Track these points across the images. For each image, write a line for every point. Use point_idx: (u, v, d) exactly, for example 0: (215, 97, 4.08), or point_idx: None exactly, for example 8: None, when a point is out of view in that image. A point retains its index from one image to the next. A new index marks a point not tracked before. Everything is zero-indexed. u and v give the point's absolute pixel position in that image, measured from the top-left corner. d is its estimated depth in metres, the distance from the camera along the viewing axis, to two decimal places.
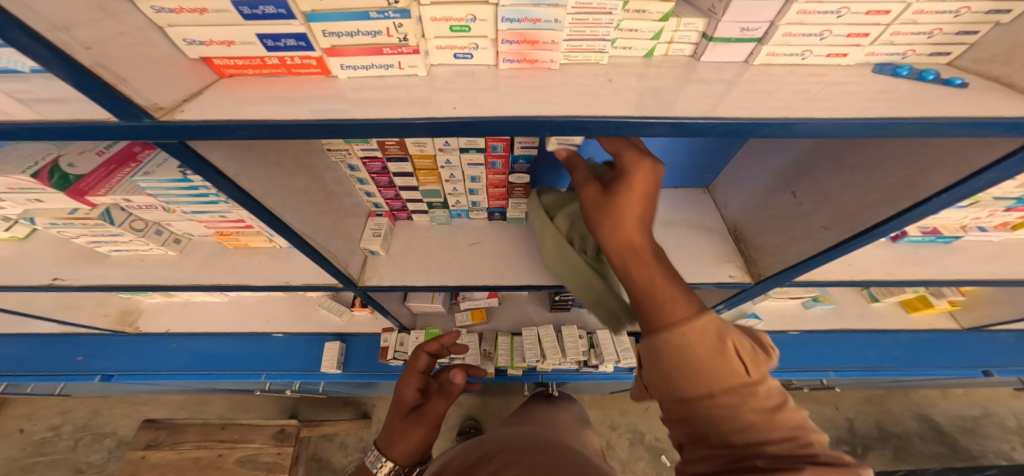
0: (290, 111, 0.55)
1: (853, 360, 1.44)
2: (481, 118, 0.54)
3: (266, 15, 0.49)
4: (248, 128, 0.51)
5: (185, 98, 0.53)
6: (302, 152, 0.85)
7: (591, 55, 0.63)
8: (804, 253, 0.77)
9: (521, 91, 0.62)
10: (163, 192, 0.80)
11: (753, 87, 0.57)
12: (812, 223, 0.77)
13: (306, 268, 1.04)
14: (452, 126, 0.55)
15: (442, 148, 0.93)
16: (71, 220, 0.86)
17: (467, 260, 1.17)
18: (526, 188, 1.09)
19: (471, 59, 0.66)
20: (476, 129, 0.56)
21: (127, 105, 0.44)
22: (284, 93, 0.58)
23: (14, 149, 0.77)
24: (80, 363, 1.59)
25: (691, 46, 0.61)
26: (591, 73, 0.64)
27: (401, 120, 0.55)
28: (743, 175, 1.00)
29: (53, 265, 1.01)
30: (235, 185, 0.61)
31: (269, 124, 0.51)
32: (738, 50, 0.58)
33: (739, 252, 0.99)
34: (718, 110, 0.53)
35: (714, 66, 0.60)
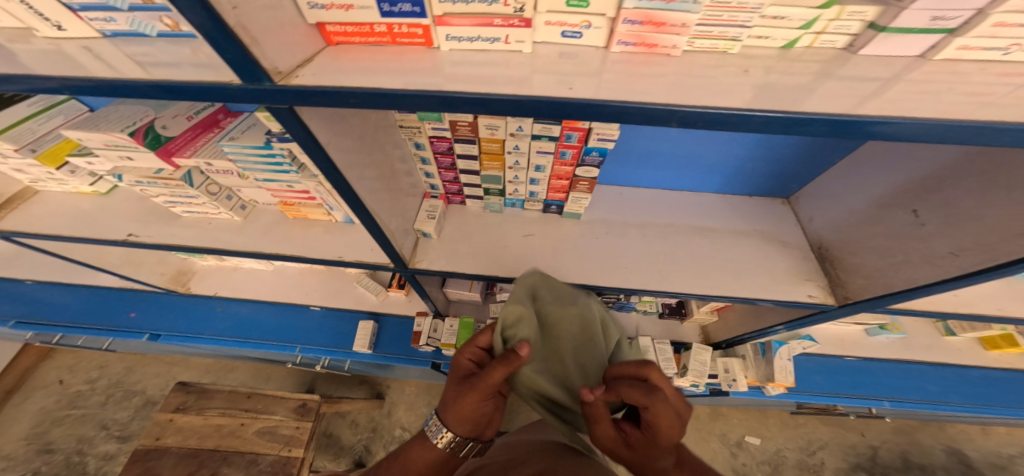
0: (398, 82, 0.51)
1: (913, 392, 1.37)
2: (599, 101, 0.49)
3: (400, 11, 0.52)
4: (360, 96, 0.49)
5: (299, 63, 0.51)
6: (381, 126, 0.82)
7: (721, 43, 0.56)
8: (916, 280, 0.70)
9: (626, 78, 0.55)
10: (242, 160, 0.81)
11: (919, 86, 0.50)
12: (934, 248, 0.69)
13: (363, 244, 1.02)
14: (568, 108, 0.50)
15: (513, 133, 0.90)
16: (155, 180, 0.86)
17: (519, 250, 1.13)
18: (591, 183, 1.03)
19: (580, 39, 0.60)
20: (592, 113, 0.51)
21: (254, 68, 0.42)
22: (386, 64, 0.54)
23: (111, 112, 0.79)
24: (131, 319, 1.63)
25: (848, 37, 0.54)
26: (719, 62, 0.56)
27: (532, 97, 0.49)
28: (843, 189, 0.93)
29: (127, 223, 1.02)
30: (326, 154, 0.59)
31: (378, 92, 0.48)
32: (918, 42, 0.51)
33: (822, 272, 0.93)
34: (875, 105, 0.47)
35: (877, 60, 0.53)
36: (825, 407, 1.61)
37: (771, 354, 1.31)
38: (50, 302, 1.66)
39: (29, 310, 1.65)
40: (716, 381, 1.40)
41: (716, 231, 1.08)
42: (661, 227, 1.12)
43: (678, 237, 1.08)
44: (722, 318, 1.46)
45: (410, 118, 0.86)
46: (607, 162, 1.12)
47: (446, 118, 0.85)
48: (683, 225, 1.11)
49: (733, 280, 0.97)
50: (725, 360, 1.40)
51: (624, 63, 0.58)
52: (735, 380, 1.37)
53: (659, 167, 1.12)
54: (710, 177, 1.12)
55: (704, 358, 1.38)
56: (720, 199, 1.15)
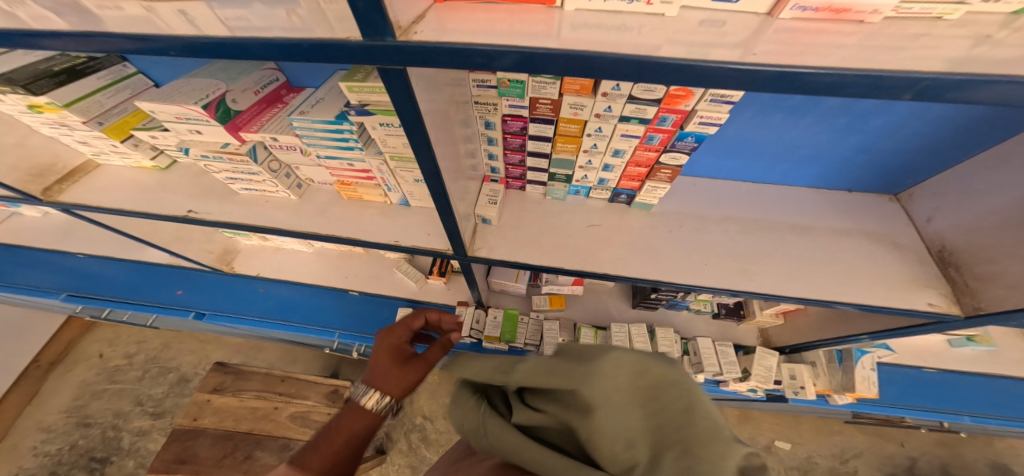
0: (536, 43, 0.43)
1: (996, 408, 1.26)
2: (804, 70, 0.40)
3: None
4: (489, 54, 0.40)
5: (416, 20, 0.43)
6: (460, 99, 0.73)
7: (940, 7, 0.45)
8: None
9: (788, 45, 0.46)
10: (310, 135, 0.73)
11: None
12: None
13: (419, 230, 0.94)
14: (760, 77, 0.41)
15: (599, 113, 0.81)
16: (220, 155, 0.78)
17: (585, 242, 1.05)
18: (674, 172, 0.94)
19: (733, 4, 0.50)
20: (788, 82, 0.41)
21: (377, 15, 0.36)
22: (515, 24, 0.47)
23: (179, 80, 0.75)
24: (178, 297, 1.61)
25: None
26: (941, 34, 0.45)
27: (705, 63, 0.42)
28: (979, 185, 0.80)
29: (187, 198, 0.96)
30: (422, 126, 0.51)
31: (521, 52, 0.41)
32: None
33: (946, 279, 0.83)
34: None
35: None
36: (888, 419, 1.51)
37: (851, 363, 1.21)
38: (101, 275, 1.67)
39: (77, 282, 1.66)
40: (780, 387, 1.34)
41: (812, 228, 0.97)
42: (745, 221, 1.02)
43: (764, 235, 0.99)
44: (789, 323, 1.36)
45: (489, 93, 0.77)
46: (698, 151, 1.01)
47: (529, 95, 0.77)
48: (774, 220, 1.01)
49: (834, 285, 0.87)
50: (790, 366, 1.31)
51: (801, 30, 0.48)
52: (802, 388, 1.28)
53: (751, 158, 1.01)
54: (807, 169, 1.01)
55: (770, 363, 1.29)
56: (814, 194, 1.04)
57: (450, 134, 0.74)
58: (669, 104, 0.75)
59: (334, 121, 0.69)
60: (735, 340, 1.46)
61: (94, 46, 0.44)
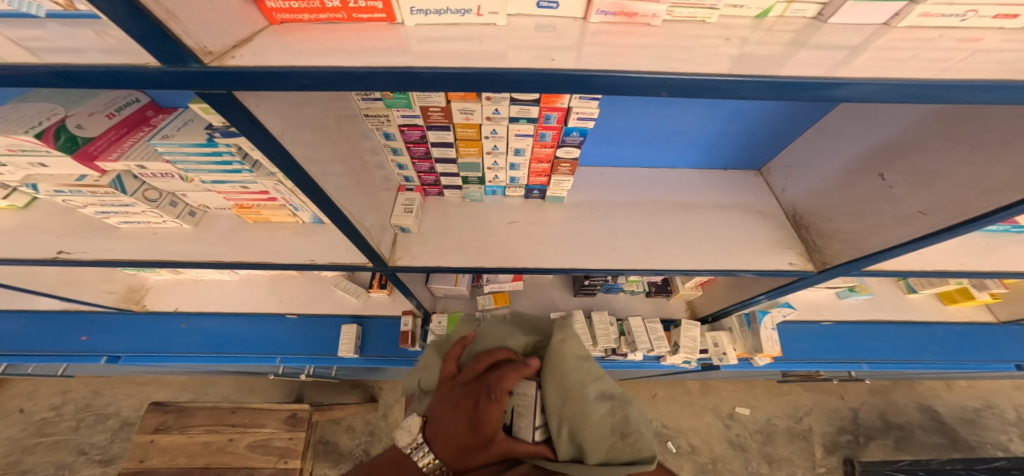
0: (353, 62, 0.47)
1: (887, 353, 1.44)
2: (591, 74, 0.47)
3: None
4: (315, 76, 0.43)
5: (234, 44, 0.44)
6: (342, 115, 0.77)
7: (699, 12, 0.54)
8: (890, 241, 0.72)
9: (614, 49, 0.53)
10: (183, 159, 0.77)
11: (886, 53, 0.49)
12: (906, 208, 0.70)
13: (334, 246, 0.98)
14: (552, 79, 0.47)
15: (490, 116, 0.87)
16: (78, 188, 0.80)
17: (504, 239, 1.11)
18: (572, 164, 1.02)
19: (557, 9, 0.55)
20: (581, 85, 0.48)
21: (176, 46, 0.36)
22: (344, 43, 0.49)
23: (6, 109, 0.72)
24: (82, 343, 1.52)
25: (818, 6, 0.52)
26: (699, 32, 0.54)
27: (492, 69, 0.47)
28: (812, 157, 0.96)
29: (56, 238, 0.93)
30: (280, 146, 0.53)
31: (337, 70, 0.43)
32: (882, 10, 0.49)
33: (799, 239, 0.98)
34: (856, 71, 0.47)
35: (847, 28, 0.51)
36: (809, 374, 1.68)
37: (757, 325, 1.34)
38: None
39: None
40: (708, 356, 1.45)
41: (698, 205, 1.10)
42: (644, 203, 1.13)
43: (664, 215, 1.09)
44: (707, 292, 1.51)
45: (377, 105, 0.81)
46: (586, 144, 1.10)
47: (417, 104, 0.81)
48: (665, 201, 1.12)
49: (721, 256, 0.98)
50: (713, 334, 1.43)
51: (607, 34, 0.55)
52: (725, 353, 1.40)
53: (643, 146, 1.12)
54: (688, 151, 1.13)
55: (694, 333, 1.41)
56: (698, 174, 1.17)
57: (343, 147, 0.78)
58: (547, 103, 0.82)
59: (206, 143, 0.72)
60: (666, 314, 1.58)
61: None
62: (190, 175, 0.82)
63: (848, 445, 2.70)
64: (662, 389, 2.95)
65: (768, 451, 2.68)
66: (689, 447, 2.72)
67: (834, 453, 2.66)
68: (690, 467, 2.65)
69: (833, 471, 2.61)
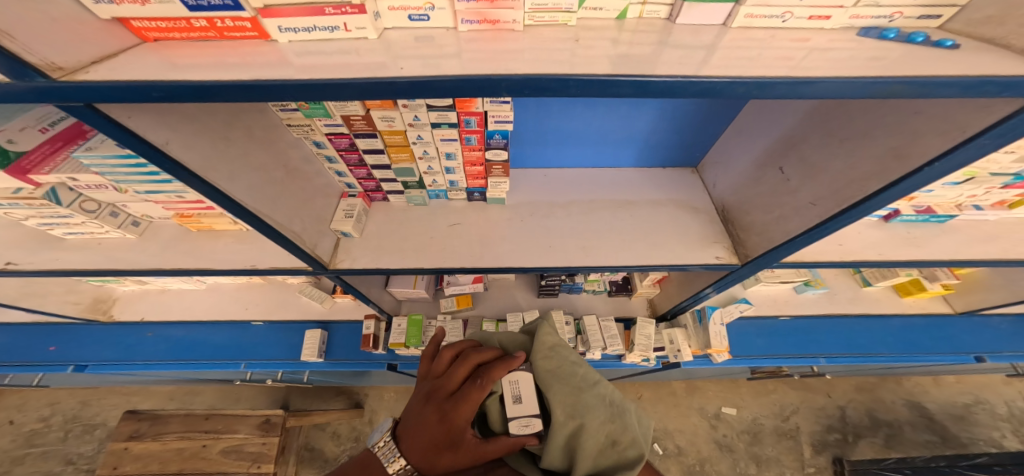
0: (219, 75, 0.50)
1: (845, 347, 1.43)
2: (429, 79, 0.50)
3: (212, 7, 0.49)
4: (163, 89, 0.46)
5: (94, 60, 0.47)
6: (256, 126, 0.80)
7: (560, 15, 0.58)
8: (789, 232, 0.74)
9: (480, 54, 0.56)
10: (110, 171, 0.79)
11: (730, 54, 0.52)
12: (800, 199, 0.73)
13: (272, 252, 1.01)
14: (397, 86, 0.51)
15: (412, 123, 0.89)
16: (15, 200, 0.82)
17: (445, 241, 1.13)
18: (505, 166, 1.04)
19: (429, 21, 0.60)
20: (424, 89, 0.51)
21: (14, 63, 0.39)
22: (218, 58, 0.53)
23: None
24: (53, 353, 1.56)
25: (667, 6, 0.57)
26: (560, 35, 0.59)
27: (333, 80, 0.50)
28: (731, 154, 0.99)
29: (7, 249, 0.97)
30: (165, 155, 0.56)
31: (190, 85, 0.46)
32: (715, 11, 0.54)
33: (726, 233, 0.99)
34: (693, 70, 0.49)
35: (690, 29, 0.56)
36: (774, 370, 1.68)
37: (706, 321, 1.35)
38: None
39: None
40: (665, 353, 1.46)
41: (634, 203, 1.12)
42: (583, 204, 1.15)
43: (601, 214, 1.11)
44: (664, 290, 1.51)
45: (296, 116, 0.83)
46: (510, 146, 1.14)
47: (336, 113, 0.83)
48: (603, 200, 1.14)
49: (650, 252, 0.99)
50: (669, 331, 1.44)
51: (474, 42, 0.59)
52: (680, 351, 1.39)
53: (575, 147, 1.15)
54: (624, 151, 1.15)
55: (649, 331, 1.41)
56: (637, 173, 1.19)
57: (263, 156, 0.81)
58: (463, 108, 0.84)
59: (127, 156, 0.74)
60: (626, 313, 1.59)
61: None
62: (122, 186, 0.85)
63: (837, 444, 2.66)
64: (647, 390, 2.92)
65: (755, 451, 2.65)
66: (675, 449, 2.69)
67: (822, 453, 2.62)
68: (676, 468, 2.62)
69: (822, 470, 2.56)
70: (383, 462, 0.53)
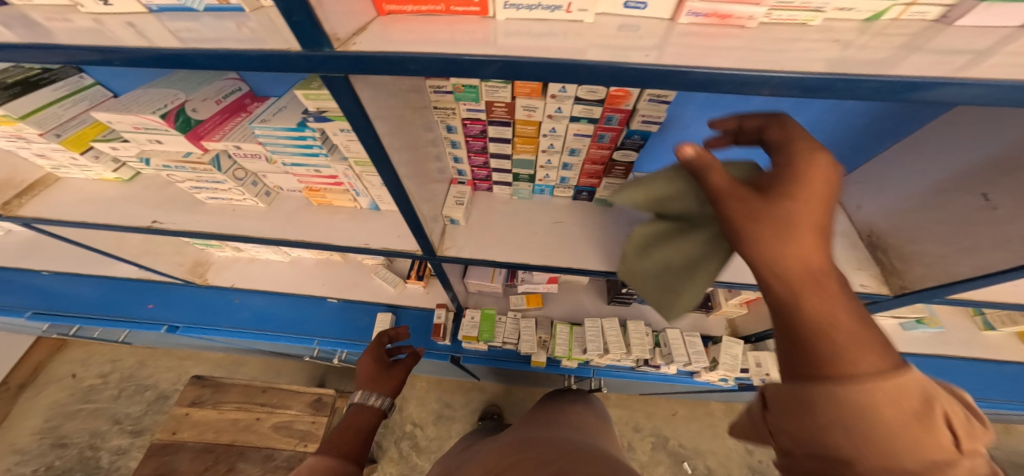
0: (468, 47, 0.48)
1: (949, 387, 1.35)
2: (685, 67, 0.46)
3: None
4: (423, 62, 0.45)
5: (355, 31, 0.48)
6: (419, 106, 0.79)
7: (801, 14, 0.52)
8: (989, 267, 0.69)
9: (691, 51, 0.51)
10: (273, 143, 0.81)
11: (1018, 59, 0.46)
12: (1011, 232, 0.67)
13: (387, 232, 0.98)
14: (642, 73, 0.47)
15: (552, 114, 0.85)
16: (183, 164, 0.86)
17: (551, 237, 1.09)
18: (626, 167, 0.99)
19: (644, 10, 0.55)
20: (677, 79, 0.47)
21: (316, 30, 0.40)
22: (445, 32, 0.51)
23: (135, 93, 0.81)
24: (150, 310, 1.63)
25: (942, 8, 0.50)
26: (803, 35, 0.53)
27: (583, 62, 0.47)
28: (897, 176, 0.93)
29: (148, 209, 1.01)
30: (374, 128, 0.57)
31: (442, 57, 0.45)
32: (1007, 12, 0.48)
33: (874, 260, 0.93)
34: (972, 71, 0.44)
35: (973, 31, 0.50)
36: None
37: None
38: (73, 295, 1.67)
39: (47, 302, 1.65)
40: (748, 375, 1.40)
41: None
42: None
43: None
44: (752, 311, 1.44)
45: (447, 98, 0.82)
46: (647, 145, 1.06)
47: (484, 98, 0.81)
48: None
49: None
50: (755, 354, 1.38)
51: (696, 33, 0.54)
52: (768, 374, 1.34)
53: None
54: (751, 163, 1.10)
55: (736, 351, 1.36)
56: None
57: (412, 139, 0.79)
58: (612, 104, 0.80)
59: (295, 128, 0.75)
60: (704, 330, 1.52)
61: (61, 57, 0.48)
62: (274, 157, 0.86)
63: None
64: (683, 408, 2.81)
65: None
66: (706, 470, 2.60)
67: None
68: None
69: None
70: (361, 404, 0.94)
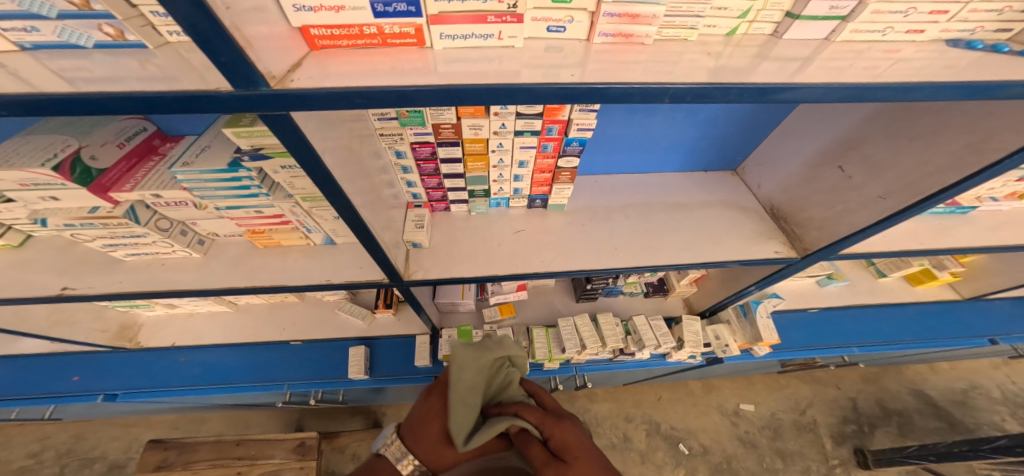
0: (398, 78, 0.52)
1: (873, 334, 1.57)
2: (604, 84, 0.54)
3: (397, 12, 0.52)
4: (367, 95, 0.49)
5: (288, 69, 0.49)
6: (361, 135, 0.79)
7: (681, 31, 0.63)
8: (859, 224, 0.85)
9: (612, 63, 0.60)
10: (199, 186, 0.76)
11: (832, 63, 0.59)
12: (868, 194, 0.85)
13: (347, 266, 1.00)
14: (550, 93, 0.54)
15: (497, 131, 0.92)
16: (91, 221, 0.79)
17: (513, 247, 1.14)
18: (573, 172, 1.08)
19: (564, 33, 0.63)
20: (596, 94, 0.55)
21: (250, 69, 0.41)
22: (378, 68, 0.53)
23: (13, 143, 0.70)
24: (75, 383, 1.50)
25: (773, 24, 0.64)
26: (684, 49, 0.63)
27: (506, 85, 0.52)
28: (778, 156, 1.12)
29: (56, 276, 0.90)
30: (322, 161, 0.58)
31: (388, 89, 0.49)
32: (820, 28, 0.62)
33: (779, 230, 1.09)
34: (806, 71, 0.57)
35: (796, 43, 0.63)
36: (807, 362, 1.79)
37: (753, 314, 1.43)
38: None
39: None
40: (711, 350, 1.51)
41: (685, 204, 1.20)
42: (637, 206, 1.21)
43: (657, 214, 1.18)
44: (702, 288, 1.56)
45: (392, 125, 0.83)
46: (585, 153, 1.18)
47: (430, 122, 0.84)
48: (656, 202, 1.21)
49: (713, 248, 1.07)
50: (713, 327, 1.51)
51: (606, 52, 0.62)
52: (727, 345, 1.47)
53: (628, 154, 1.22)
54: (670, 157, 1.25)
55: (696, 328, 1.48)
56: (681, 176, 1.28)
57: (362, 166, 0.80)
58: (549, 116, 0.88)
59: (228, 168, 0.71)
60: (666, 312, 1.63)
61: None
62: (205, 203, 0.81)
63: (855, 435, 2.72)
64: (665, 391, 2.91)
65: (779, 445, 2.67)
66: (700, 448, 2.67)
67: (844, 444, 2.68)
68: (705, 467, 2.59)
69: (845, 462, 2.61)
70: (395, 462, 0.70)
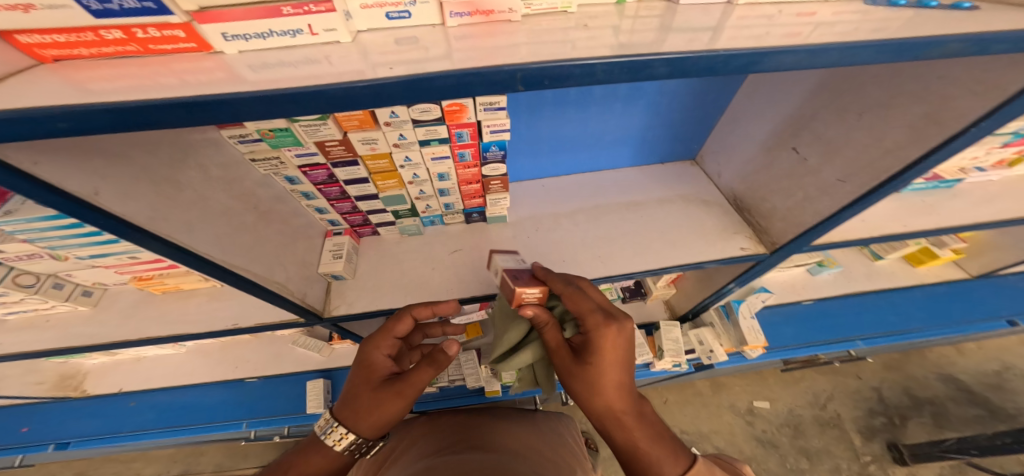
0: (148, 88, 0.37)
1: (878, 326, 1.42)
2: (429, 73, 0.39)
3: (127, 10, 0.35)
4: (83, 117, 0.33)
5: None
6: (213, 165, 0.64)
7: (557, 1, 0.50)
8: (823, 213, 0.75)
9: (480, 53, 0.45)
10: (41, 236, 0.69)
11: (741, 33, 0.45)
12: (827, 177, 0.75)
13: (259, 306, 0.90)
14: (389, 89, 0.39)
15: (398, 143, 0.76)
16: None
17: (449, 270, 1.02)
18: (503, 180, 0.95)
19: (410, 20, 0.49)
20: (423, 90, 0.40)
21: None
22: (132, 84, 0.38)
23: None
24: (26, 435, 1.45)
25: None
26: (562, 23, 0.50)
27: (303, 88, 0.37)
28: (732, 141, 1.00)
29: None
30: (99, 209, 0.43)
31: (115, 108, 0.33)
32: None
33: (744, 223, 0.97)
34: (723, 42, 0.43)
35: (695, 10, 0.50)
36: (811, 359, 1.64)
37: (735, 316, 1.28)
38: None
39: None
40: (696, 355, 1.37)
41: (642, 202, 1.06)
42: (589, 210, 1.07)
43: (609, 216, 1.04)
44: (680, 289, 1.42)
45: (260, 147, 0.69)
46: (516, 155, 1.07)
47: (308, 140, 0.69)
48: (608, 203, 1.08)
49: (674, 249, 0.93)
50: (696, 332, 1.36)
51: (464, 36, 0.49)
52: (712, 351, 1.31)
53: (571, 152, 1.09)
54: (619, 151, 1.12)
55: (675, 334, 1.33)
56: (636, 171, 1.16)
57: (219, 203, 0.65)
58: (452, 120, 0.73)
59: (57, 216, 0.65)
60: (646, 318, 1.50)
61: None
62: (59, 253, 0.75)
63: (886, 429, 2.51)
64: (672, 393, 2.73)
65: (802, 444, 2.48)
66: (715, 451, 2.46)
67: (874, 439, 2.46)
68: None
69: (879, 458, 2.41)
70: (323, 434, 0.72)
